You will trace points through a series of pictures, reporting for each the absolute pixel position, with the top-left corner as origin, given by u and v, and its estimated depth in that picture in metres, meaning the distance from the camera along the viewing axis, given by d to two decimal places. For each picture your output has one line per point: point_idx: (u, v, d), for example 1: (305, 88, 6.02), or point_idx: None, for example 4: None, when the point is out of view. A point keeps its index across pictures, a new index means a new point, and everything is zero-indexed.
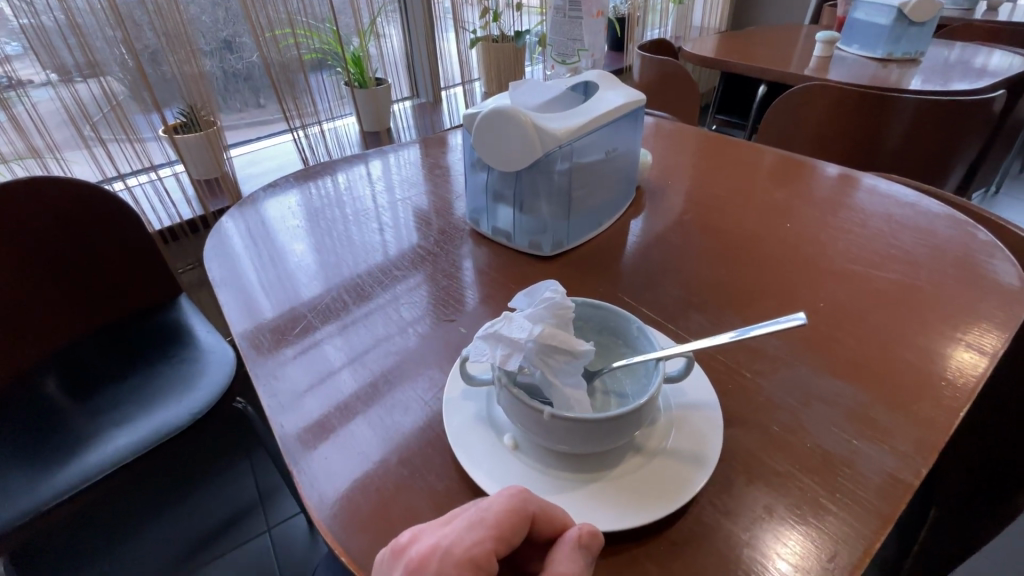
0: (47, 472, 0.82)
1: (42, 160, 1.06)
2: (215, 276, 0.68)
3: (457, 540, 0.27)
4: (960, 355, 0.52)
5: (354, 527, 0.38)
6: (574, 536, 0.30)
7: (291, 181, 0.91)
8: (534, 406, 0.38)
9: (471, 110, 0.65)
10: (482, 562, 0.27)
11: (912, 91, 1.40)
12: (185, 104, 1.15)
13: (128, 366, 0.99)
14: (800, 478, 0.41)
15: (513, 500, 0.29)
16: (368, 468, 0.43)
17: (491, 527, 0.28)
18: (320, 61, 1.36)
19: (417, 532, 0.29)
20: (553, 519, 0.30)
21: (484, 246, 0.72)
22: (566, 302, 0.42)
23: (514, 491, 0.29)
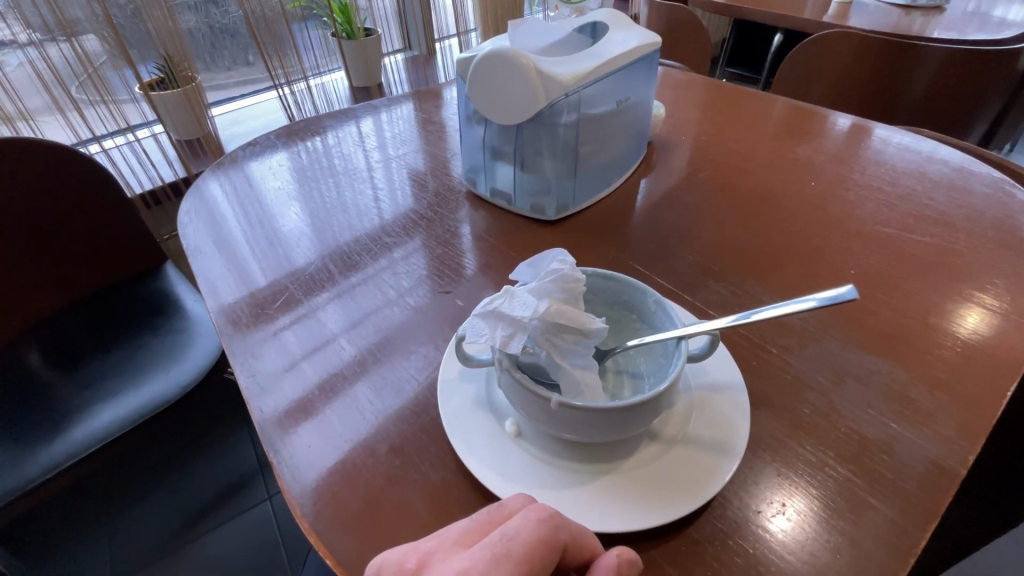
0: (31, 448, 0.78)
1: (12, 125, 0.96)
2: (191, 243, 0.63)
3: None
4: (963, 321, 0.48)
5: (342, 524, 0.35)
6: (613, 564, 0.27)
7: (274, 139, 0.84)
8: (540, 394, 0.34)
9: (465, 55, 0.58)
10: None
11: (938, 40, 1.30)
12: (162, 58, 1.06)
13: (112, 338, 0.95)
14: (834, 467, 0.37)
15: (542, 529, 0.26)
16: (357, 456, 0.38)
17: (518, 561, 0.25)
18: (305, 11, 1.25)
19: (427, 558, 0.27)
20: (583, 545, 0.28)
21: (482, 209, 0.66)
22: (577, 273, 0.37)
23: (544, 517, 0.27)
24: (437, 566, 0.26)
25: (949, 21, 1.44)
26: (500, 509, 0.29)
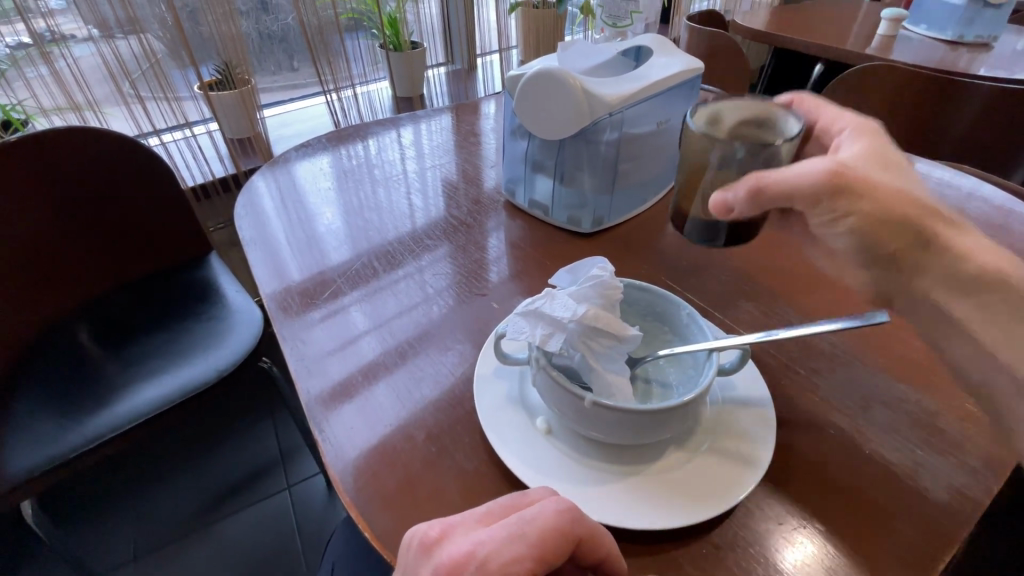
0: (77, 418, 0.83)
1: (81, 114, 1.05)
2: (244, 235, 0.67)
3: (494, 553, 0.27)
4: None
5: (379, 501, 0.37)
6: None
7: (323, 142, 0.89)
8: (574, 392, 0.35)
9: (515, 72, 0.61)
10: None
11: (986, 78, 1.28)
12: (221, 61, 1.13)
13: (156, 321, 1.00)
14: (858, 487, 0.37)
15: (561, 519, 0.29)
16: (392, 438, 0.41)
17: (532, 545, 0.28)
18: (356, 22, 1.33)
19: (448, 530, 0.29)
20: (598, 545, 0.30)
21: (519, 218, 0.68)
22: (615, 282, 0.38)
23: (564, 509, 0.29)
24: (455, 539, 0.29)
25: (996, 59, 1.42)
26: (521, 496, 0.31)
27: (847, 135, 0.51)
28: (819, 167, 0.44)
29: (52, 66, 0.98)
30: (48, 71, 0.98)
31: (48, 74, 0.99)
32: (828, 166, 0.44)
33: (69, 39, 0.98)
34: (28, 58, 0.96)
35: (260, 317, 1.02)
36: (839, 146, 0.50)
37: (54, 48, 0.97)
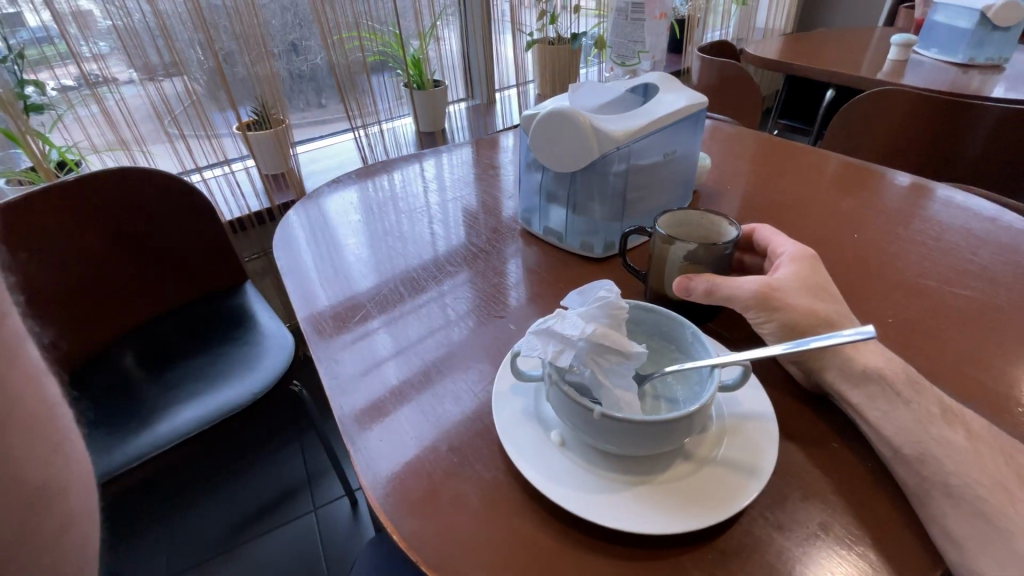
0: (122, 437, 0.88)
1: (129, 152, 1.14)
2: (281, 265, 0.72)
3: None
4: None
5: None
6: None
7: (352, 177, 0.95)
8: (583, 405, 0.38)
9: (529, 111, 0.66)
10: None
11: (998, 100, 1.29)
12: (257, 103, 1.24)
13: (195, 345, 1.06)
14: (859, 497, 0.39)
15: None
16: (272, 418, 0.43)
17: None
18: (382, 63, 1.42)
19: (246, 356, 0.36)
20: None
21: (535, 245, 0.73)
22: (621, 302, 0.42)
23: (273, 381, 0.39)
24: None
25: (1011, 80, 1.43)
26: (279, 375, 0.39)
27: (785, 258, 0.55)
28: (749, 284, 0.50)
29: (102, 105, 1.06)
30: (99, 110, 1.06)
31: (99, 114, 1.07)
32: (757, 281, 0.50)
33: (118, 81, 1.06)
34: (80, 98, 1.04)
35: (291, 342, 1.08)
36: (776, 267, 0.55)
37: (104, 87, 1.05)
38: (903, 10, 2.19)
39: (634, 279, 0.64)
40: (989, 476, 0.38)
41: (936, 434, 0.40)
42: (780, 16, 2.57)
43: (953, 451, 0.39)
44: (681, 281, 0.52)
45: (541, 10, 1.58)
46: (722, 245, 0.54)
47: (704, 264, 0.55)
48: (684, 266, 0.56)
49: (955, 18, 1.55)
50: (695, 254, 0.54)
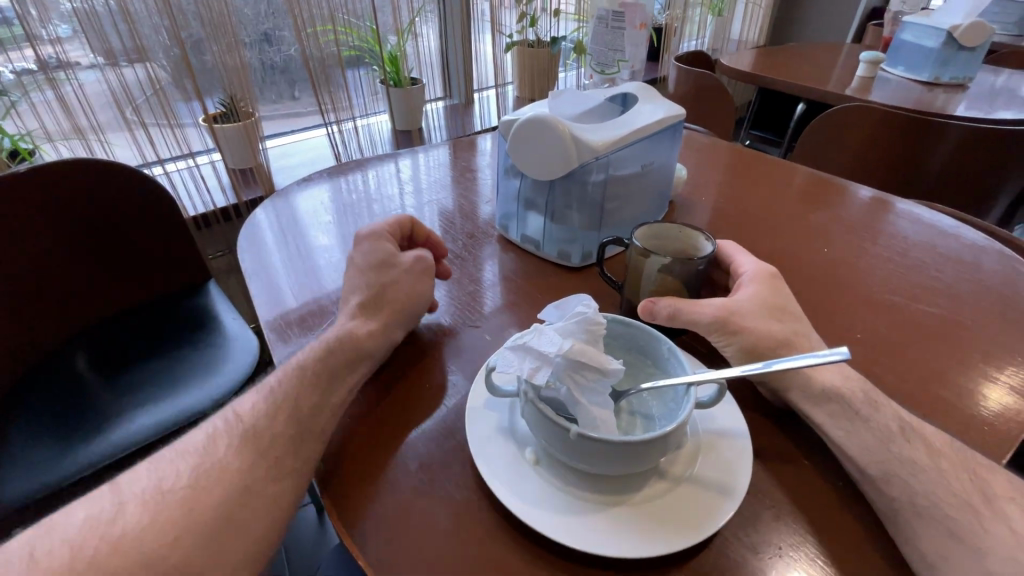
0: (71, 445, 0.83)
1: (86, 142, 1.08)
2: (244, 266, 0.69)
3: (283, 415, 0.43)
4: (987, 395, 0.51)
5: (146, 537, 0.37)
6: None
7: (323, 175, 0.92)
8: (559, 424, 0.37)
9: (509, 116, 0.65)
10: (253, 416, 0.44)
11: (959, 118, 1.35)
12: (226, 95, 1.17)
13: (152, 347, 1.00)
14: (830, 516, 0.39)
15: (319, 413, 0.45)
16: (182, 466, 0.42)
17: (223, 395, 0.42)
18: (358, 58, 1.38)
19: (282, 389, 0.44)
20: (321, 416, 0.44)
21: (511, 252, 0.72)
22: (599, 318, 0.41)
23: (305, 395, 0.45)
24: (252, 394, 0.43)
25: (971, 100, 1.49)
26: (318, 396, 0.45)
27: (746, 278, 0.56)
28: (711, 307, 0.51)
29: (58, 91, 1.01)
30: (54, 96, 1.01)
31: (54, 99, 1.01)
32: (720, 305, 0.51)
33: (75, 66, 1.01)
34: (35, 83, 0.99)
35: (256, 345, 1.03)
36: (738, 288, 0.55)
37: (61, 74, 1.00)
38: (870, 29, 2.28)
39: (607, 288, 0.64)
40: (955, 495, 0.39)
41: (906, 455, 0.41)
42: (753, 28, 2.63)
43: (923, 471, 0.40)
44: (647, 303, 0.51)
45: (521, 11, 1.57)
46: (697, 263, 0.54)
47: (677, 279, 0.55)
48: (658, 278, 0.55)
49: (923, 37, 1.61)
50: (671, 267, 0.54)
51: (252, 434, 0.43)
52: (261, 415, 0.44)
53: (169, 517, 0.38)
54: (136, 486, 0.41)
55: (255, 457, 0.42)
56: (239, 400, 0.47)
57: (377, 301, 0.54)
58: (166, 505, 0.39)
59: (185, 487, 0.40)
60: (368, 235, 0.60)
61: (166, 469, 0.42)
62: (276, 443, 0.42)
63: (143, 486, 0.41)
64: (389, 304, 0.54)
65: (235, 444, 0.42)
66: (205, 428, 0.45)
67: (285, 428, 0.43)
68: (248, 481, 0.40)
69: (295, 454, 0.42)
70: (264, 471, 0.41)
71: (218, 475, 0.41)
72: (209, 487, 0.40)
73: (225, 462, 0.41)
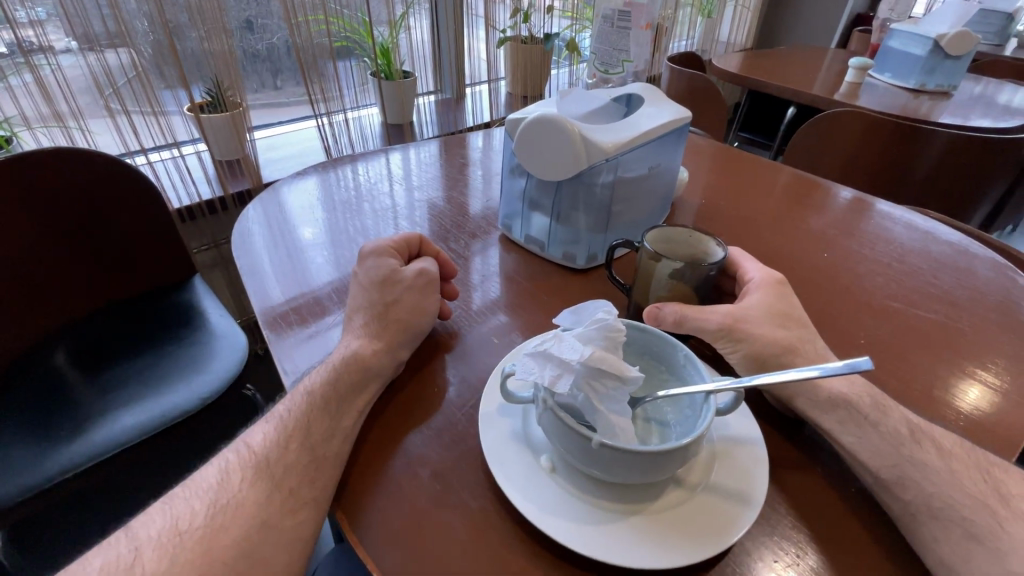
0: (52, 447, 0.79)
1: (66, 130, 1.04)
2: (237, 264, 0.67)
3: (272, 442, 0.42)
4: (967, 397, 0.52)
5: (171, 573, 0.36)
6: None
7: (314, 170, 0.89)
8: (581, 433, 0.37)
9: (516, 115, 0.64)
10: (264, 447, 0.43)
11: (943, 125, 1.38)
12: (212, 82, 1.14)
13: (136, 345, 0.97)
14: (845, 523, 0.40)
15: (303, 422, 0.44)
16: (196, 503, 0.41)
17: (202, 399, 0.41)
18: (349, 50, 1.35)
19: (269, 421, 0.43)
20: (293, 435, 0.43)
21: (515, 252, 0.71)
22: (618, 324, 0.40)
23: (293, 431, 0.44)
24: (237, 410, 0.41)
25: (954, 107, 1.53)
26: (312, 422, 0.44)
27: (753, 286, 0.56)
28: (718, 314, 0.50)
29: (37, 75, 0.96)
30: (33, 79, 0.96)
31: (33, 83, 0.97)
32: (728, 312, 0.51)
33: (54, 50, 0.97)
34: (13, 67, 0.95)
35: (245, 342, 1.00)
36: (745, 294, 0.55)
37: (40, 57, 0.96)
38: (856, 34, 2.32)
39: (616, 292, 0.64)
40: (969, 502, 0.39)
41: (921, 459, 0.41)
42: (741, 31, 2.66)
43: (937, 475, 0.40)
44: (652, 310, 0.51)
45: (514, 7, 1.56)
46: (705, 268, 0.54)
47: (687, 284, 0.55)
48: (669, 283, 0.55)
49: (910, 44, 1.65)
50: (681, 272, 0.54)
51: (264, 468, 0.42)
52: (272, 446, 0.43)
53: (188, 561, 0.37)
54: (151, 529, 0.40)
55: (269, 491, 0.40)
56: (249, 431, 0.46)
57: (383, 320, 0.52)
58: (183, 548, 0.38)
59: (202, 527, 0.39)
60: (372, 250, 0.57)
61: (182, 508, 0.41)
62: (290, 475, 0.41)
63: (157, 529, 0.39)
64: (398, 323, 0.52)
65: (248, 477, 0.41)
66: (217, 462, 0.44)
67: (298, 458, 0.42)
68: (264, 515, 0.39)
69: (312, 483, 0.40)
70: (280, 504, 0.40)
71: (234, 511, 0.39)
72: (227, 525, 0.39)
73: (240, 498, 0.40)
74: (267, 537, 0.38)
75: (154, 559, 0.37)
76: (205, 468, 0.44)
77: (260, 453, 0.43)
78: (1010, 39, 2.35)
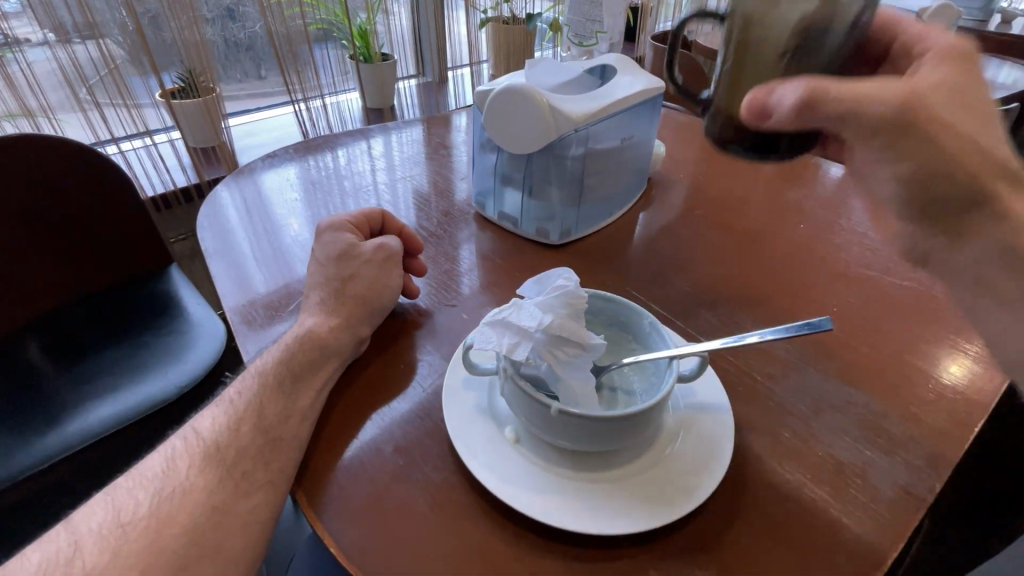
0: (24, 439, 0.78)
1: (35, 121, 1.01)
2: (207, 247, 0.66)
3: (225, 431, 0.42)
4: (940, 363, 0.52)
5: (119, 563, 0.36)
6: None
7: (291, 152, 0.88)
8: (540, 401, 0.36)
9: (483, 87, 0.62)
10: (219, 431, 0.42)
11: None
12: (184, 69, 1.09)
13: (110, 335, 0.95)
14: (811, 488, 0.40)
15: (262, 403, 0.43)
16: (139, 492, 0.40)
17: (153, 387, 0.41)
18: (326, 33, 1.33)
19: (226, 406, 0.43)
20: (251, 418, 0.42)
21: (489, 230, 0.69)
22: (580, 292, 0.40)
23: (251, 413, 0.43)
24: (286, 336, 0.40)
25: None
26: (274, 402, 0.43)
27: (928, 58, 0.47)
28: (899, 88, 0.43)
29: (4, 70, 0.94)
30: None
31: None
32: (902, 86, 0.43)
33: (22, 43, 0.94)
34: None
35: (223, 331, 0.99)
36: (918, 66, 0.46)
37: (7, 50, 0.93)
38: (843, 11, 2.29)
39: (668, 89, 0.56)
40: None
41: None
42: None
43: None
44: (762, 91, 0.41)
45: None
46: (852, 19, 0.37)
47: (821, 64, 0.40)
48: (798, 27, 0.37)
49: None
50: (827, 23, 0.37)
51: (215, 453, 0.41)
52: (225, 430, 0.42)
53: (132, 552, 0.36)
54: (94, 520, 0.38)
55: (223, 476, 0.39)
56: (199, 416, 0.45)
57: (340, 296, 0.51)
58: (129, 539, 0.37)
59: (148, 516, 0.38)
60: (327, 227, 0.57)
61: (125, 499, 0.39)
62: (243, 458, 0.40)
63: (98, 521, 0.38)
64: (356, 299, 0.51)
65: (197, 463, 0.40)
66: (166, 449, 0.43)
67: (254, 440, 0.41)
68: (219, 499, 0.38)
69: (268, 465, 0.39)
70: (234, 488, 0.39)
71: (182, 498, 0.39)
72: (175, 513, 0.38)
73: (189, 485, 0.39)
74: (221, 522, 0.38)
75: (93, 552, 0.36)
76: (151, 457, 0.43)
77: (209, 436, 0.42)
78: (997, 14, 2.33)
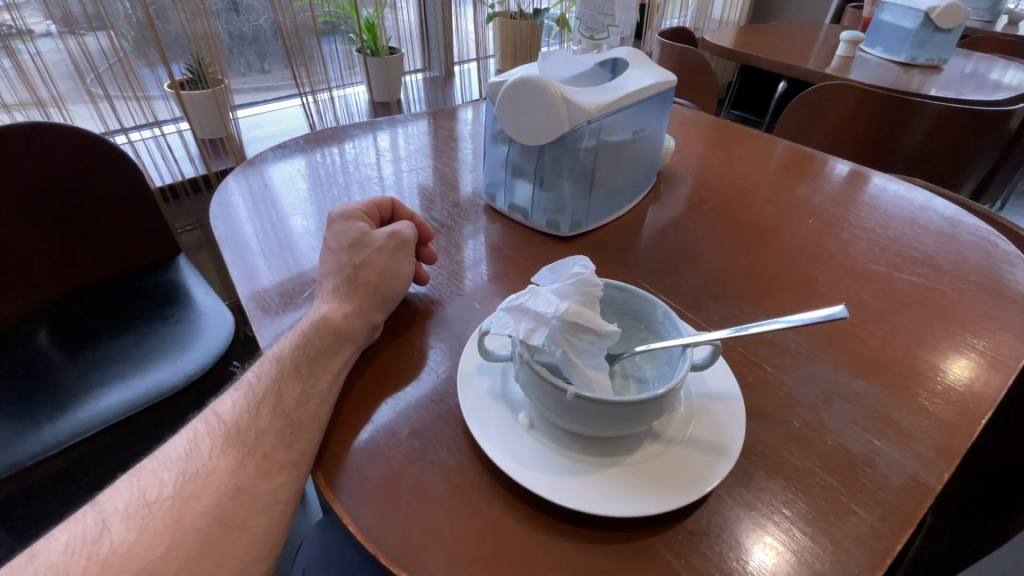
0: (36, 425, 0.79)
1: (44, 110, 1.01)
2: (218, 237, 0.66)
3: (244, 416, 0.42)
4: (949, 359, 0.52)
5: (144, 541, 0.36)
6: None
7: (300, 144, 0.88)
8: (557, 385, 0.37)
9: (496, 79, 0.63)
10: (237, 414, 0.43)
11: (932, 99, 1.37)
12: (193, 59, 1.10)
13: (120, 324, 0.96)
14: (821, 475, 0.40)
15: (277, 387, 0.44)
16: (163, 474, 0.40)
17: None
18: (333, 26, 1.32)
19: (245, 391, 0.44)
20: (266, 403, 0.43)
21: (499, 222, 0.70)
22: (595, 280, 0.40)
23: (268, 396, 0.43)
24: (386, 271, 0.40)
25: (945, 81, 1.52)
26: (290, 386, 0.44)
27: None
28: None
29: (15, 59, 0.94)
30: (10, 64, 0.94)
31: (10, 67, 0.94)
32: None
33: (33, 34, 0.94)
34: None
35: (231, 321, 0.99)
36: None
37: (18, 40, 0.93)
38: (849, 10, 2.29)
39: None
40: None
41: None
42: (735, 7, 2.62)
43: None
44: None
45: None
46: None
47: None
48: None
49: (902, 18, 1.63)
50: None
51: (235, 435, 0.41)
52: (244, 414, 0.43)
53: (156, 531, 0.37)
54: (118, 501, 0.39)
55: (244, 458, 0.40)
56: (218, 401, 0.45)
57: (353, 283, 0.52)
58: (153, 518, 0.38)
59: (172, 496, 0.39)
60: (341, 215, 0.57)
61: (149, 480, 0.40)
62: (263, 441, 0.41)
63: (125, 501, 0.39)
64: (369, 287, 0.52)
65: (219, 446, 0.41)
66: (187, 433, 0.43)
67: (272, 423, 0.42)
68: (240, 480, 0.39)
69: (288, 447, 0.40)
70: (254, 469, 0.40)
71: (204, 479, 0.39)
72: (198, 494, 0.39)
73: (211, 467, 0.40)
74: (243, 502, 0.38)
75: (120, 531, 0.37)
76: (174, 439, 0.43)
77: (229, 420, 0.42)
78: (1004, 15, 2.33)
